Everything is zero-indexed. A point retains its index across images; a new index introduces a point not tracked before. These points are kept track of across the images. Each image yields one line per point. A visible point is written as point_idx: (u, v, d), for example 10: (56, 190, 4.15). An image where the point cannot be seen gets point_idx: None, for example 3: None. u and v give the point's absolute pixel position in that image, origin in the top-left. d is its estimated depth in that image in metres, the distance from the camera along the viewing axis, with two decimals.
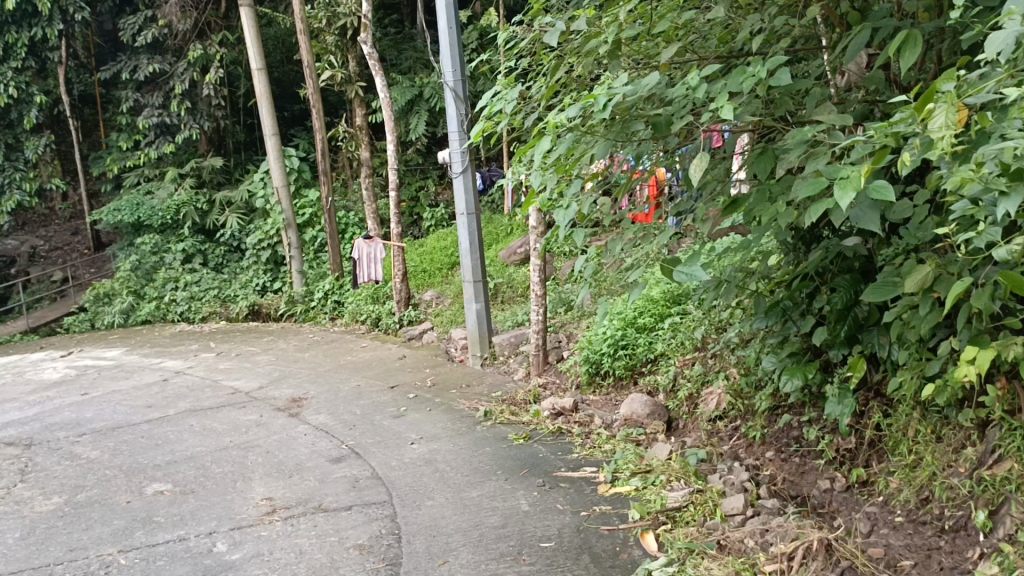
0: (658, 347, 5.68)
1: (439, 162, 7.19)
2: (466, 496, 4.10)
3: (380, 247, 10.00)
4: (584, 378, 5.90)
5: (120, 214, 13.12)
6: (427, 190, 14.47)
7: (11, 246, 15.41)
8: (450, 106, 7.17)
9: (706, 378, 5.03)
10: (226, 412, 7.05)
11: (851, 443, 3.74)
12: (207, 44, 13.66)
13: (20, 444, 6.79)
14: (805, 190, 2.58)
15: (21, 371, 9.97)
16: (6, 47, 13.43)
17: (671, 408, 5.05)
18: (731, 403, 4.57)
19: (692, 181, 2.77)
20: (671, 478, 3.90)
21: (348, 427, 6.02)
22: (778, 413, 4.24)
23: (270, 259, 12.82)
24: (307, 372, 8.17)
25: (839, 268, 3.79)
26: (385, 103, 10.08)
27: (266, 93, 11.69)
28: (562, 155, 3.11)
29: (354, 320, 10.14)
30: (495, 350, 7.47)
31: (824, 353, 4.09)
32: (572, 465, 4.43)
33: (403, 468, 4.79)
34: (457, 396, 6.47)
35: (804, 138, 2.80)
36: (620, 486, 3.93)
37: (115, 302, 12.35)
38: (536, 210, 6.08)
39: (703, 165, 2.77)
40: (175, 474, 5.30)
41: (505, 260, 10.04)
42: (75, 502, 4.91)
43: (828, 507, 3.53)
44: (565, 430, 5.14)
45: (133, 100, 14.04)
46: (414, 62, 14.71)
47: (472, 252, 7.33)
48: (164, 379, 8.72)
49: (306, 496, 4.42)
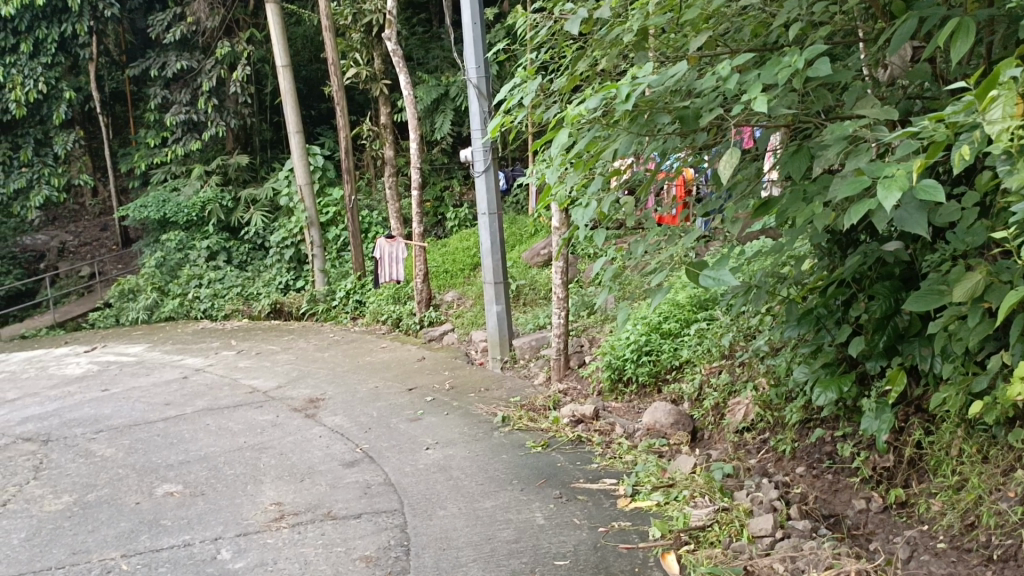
0: (683, 354, 5.48)
1: (461, 160, 7.03)
2: (480, 507, 3.94)
3: (402, 247, 9.87)
4: (606, 385, 5.72)
5: (146, 210, 13.17)
6: (452, 190, 14.34)
7: (41, 241, 15.56)
8: (473, 103, 7.00)
9: (733, 388, 4.83)
10: (243, 411, 6.95)
11: (889, 461, 3.54)
12: (235, 42, 13.67)
13: (38, 439, 6.76)
14: (845, 190, 2.38)
15: (44, 365, 10.00)
16: (37, 43, 13.53)
17: (696, 418, 4.86)
18: (759, 415, 4.37)
19: (722, 179, 2.58)
20: (695, 493, 3.70)
21: (363, 430, 5.89)
22: (810, 426, 4.04)
23: (293, 258, 12.77)
24: (326, 372, 8.06)
25: (878, 275, 3.58)
26: (410, 100, 9.95)
27: (291, 90, 11.63)
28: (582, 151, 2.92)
29: (375, 320, 10.04)
30: (515, 353, 7.30)
31: (860, 365, 3.87)
32: (591, 476, 4.25)
33: (417, 474, 4.64)
34: (475, 400, 6.32)
35: (844, 134, 2.60)
36: (640, 501, 3.74)
37: (139, 298, 12.38)
38: (559, 209, 5.92)
39: (734, 162, 2.58)
40: (186, 475, 5.20)
41: (528, 262, 9.86)
42: (84, 502, 4.82)
43: (864, 529, 3.32)
44: (585, 439, 4.95)
45: (161, 96, 14.06)
46: (441, 61, 14.60)
47: (493, 253, 7.15)
48: (184, 376, 8.67)
49: (315, 502, 4.28)
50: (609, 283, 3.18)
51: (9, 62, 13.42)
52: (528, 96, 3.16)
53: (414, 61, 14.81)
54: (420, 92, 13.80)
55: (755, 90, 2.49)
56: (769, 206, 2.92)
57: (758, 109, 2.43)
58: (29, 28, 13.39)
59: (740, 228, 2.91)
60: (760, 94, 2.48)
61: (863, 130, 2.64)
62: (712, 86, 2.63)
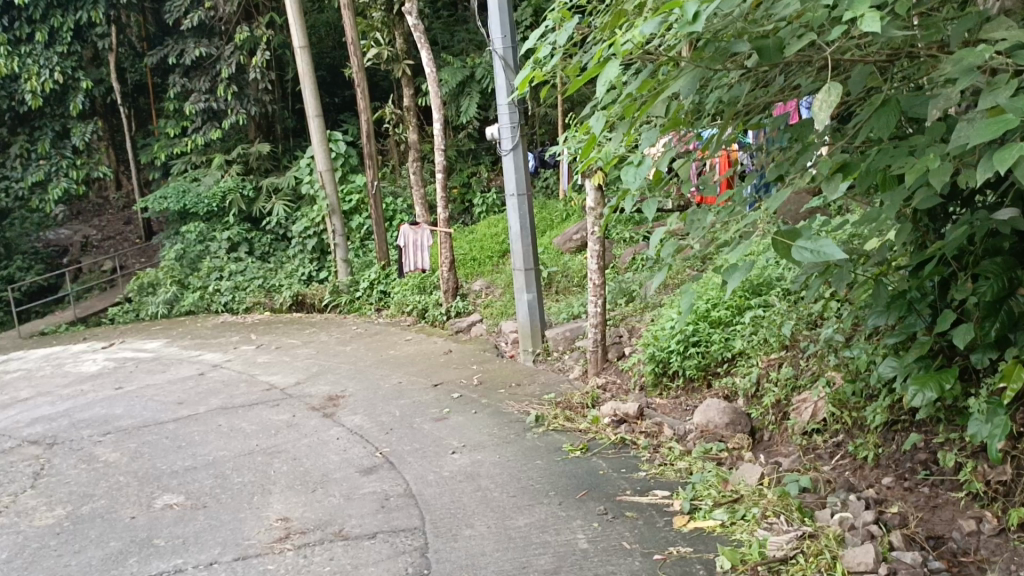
0: (737, 345, 4.89)
1: (487, 138, 6.50)
2: (511, 526, 3.42)
3: (427, 235, 9.38)
4: (649, 379, 5.17)
5: (166, 202, 12.80)
6: (479, 176, 13.78)
7: (64, 235, 15.36)
8: (499, 75, 6.43)
9: (798, 383, 4.25)
10: (258, 411, 6.50)
11: (1004, 475, 2.97)
12: (254, 26, 13.25)
13: (43, 442, 6.38)
14: (982, 133, 1.79)
15: (61, 363, 9.66)
16: (52, 32, 13.22)
17: (754, 417, 4.29)
18: (833, 414, 3.81)
19: (817, 126, 1.91)
20: (767, 512, 3.15)
21: (384, 431, 5.39)
22: (895, 430, 3.50)
23: (316, 248, 12.31)
24: (348, 367, 7.58)
25: (985, 249, 2.98)
26: (432, 78, 9.36)
27: (308, 72, 11.13)
28: (633, 94, 2.33)
29: (400, 312, 9.54)
30: (548, 345, 6.76)
31: (959, 357, 3.27)
32: (639, 487, 3.71)
33: (441, 484, 4.13)
34: (505, 397, 5.79)
35: (974, 63, 2.00)
36: (701, 520, 3.19)
37: (159, 291, 12.01)
38: (593, 187, 5.36)
39: (833, 100, 1.92)
40: (190, 485, 4.74)
41: (560, 248, 9.30)
42: (78, 515, 4.40)
43: (975, 556, 2.79)
44: (629, 441, 4.40)
45: (180, 84, 13.68)
46: (467, 43, 14.07)
47: (523, 238, 6.60)
48: (200, 373, 8.26)
49: (326, 518, 3.80)
50: (670, 260, 2.56)
51: (23, 51, 13.07)
52: (563, 37, 2.57)
53: (439, 45, 14.28)
54: (445, 75, 13.29)
55: (860, 5, 1.87)
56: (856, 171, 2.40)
57: (868, 28, 1.81)
58: (43, 16, 13.03)
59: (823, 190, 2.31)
60: (867, 9, 1.87)
61: (997, 60, 2.04)
62: (799, 7, 2.00)
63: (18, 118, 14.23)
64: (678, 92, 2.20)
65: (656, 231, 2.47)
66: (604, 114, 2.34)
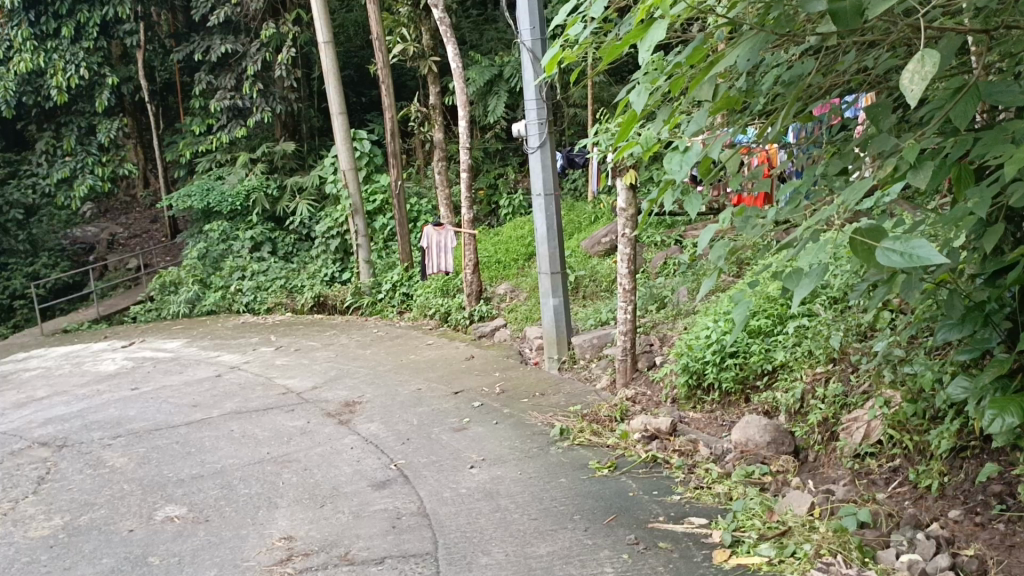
0: (778, 356, 4.52)
1: (514, 135, 6.23)
2: (531, 555, 3.13)
3: (451, 236, 9.11)
4: (682, 392, 4.84)
5: (190, 200, 12.65)
6: (506, 177, 13.48)
7: (91, 233, 15.35)
8: (526, 69, 6.12)
9: (848, 401, 3.91)
10: (271, 416, 6.25)
11: None
12: (280, 23, 13.11)
13: (52, 445, 6.19)
14: None
15: (80, 362, 9.53)
16: (79, 27, 13.14)
17: (797, 436, 3.95)
18: (892, 436, 3.48)
19: (910, 104, 1.57)
20: (822, 549, 2.83)
21: (400, 441, 5.10)
22: (964, 457, 3.20)
23: (339, 248, 12.07)
24: (367, 371, 7.32)
25: None
26: (458, 73, 9.03)
27: (332, 68, 10.90)
28: (683, 61, 1.97)
29: (422, 315, 9.28)
30: (575, 353, 6.42)
31: None
32: (674, 513, 3.38)
33: (459, 502, 3.85)
34: (529, 406, 5.48)
35: None
36: (744, 555, 2.88)
37: (181, 290, 11.85)
38: (625, 186, 5.05)
39: (927, 71, 1.58)
40: (194, 495, 4.49)
41: (588, 251, 8.98)
42: (75, 526, 4.18)
43: None
44: (662, 460, 4.07)
45: (206, 82, 13.56)
46: (496, 43, 13.81)
47: (550, 240, 6.28)
48: (217, 375, 8.05)
49: (332, 538, 3.53)
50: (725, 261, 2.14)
51: (50, 47, 12.99)
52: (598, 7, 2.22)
53: (467, 44, 14.03)
54: (473, 73, 13.04)
55: None
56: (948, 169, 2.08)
57: None
58: (71, 11, 12.96)
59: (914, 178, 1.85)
60: None
61: None
62: None
63: (45, 114, 14.22)
64: (740, 57, 1.85)
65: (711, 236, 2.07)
66: (646, 87, 2.04)
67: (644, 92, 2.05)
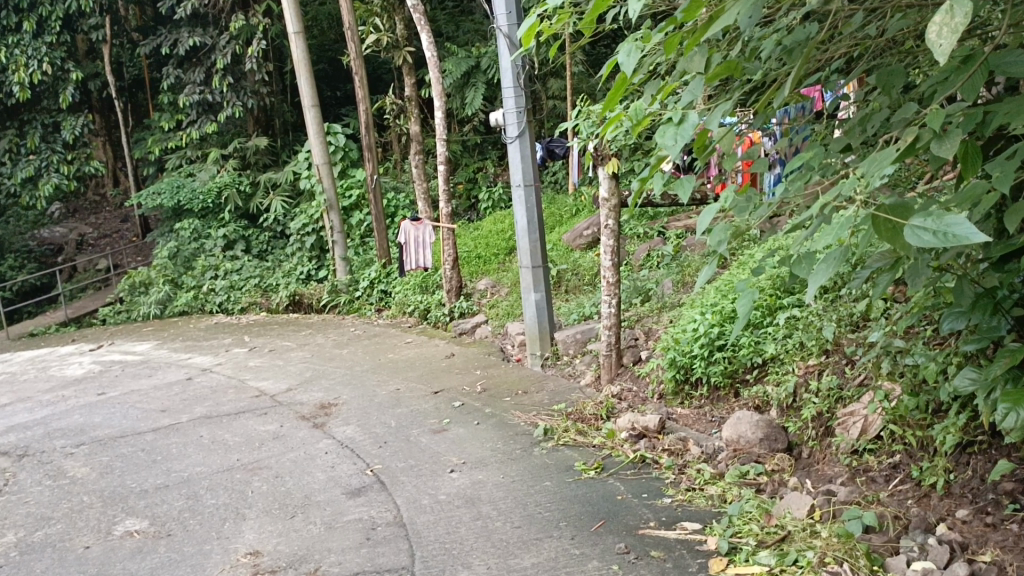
0: (769, 349, 4.34)
1: (491, 124, 6.01)
2: (514, 568, 2.95)
3: (429, 231, 8.89)
4: (669, 387, 4.64)
5: (160, 198, 12.30)
6: (486, 171, 13.25)
7: (60, 234, 14.95)
8: (503, 55, 5.83)
9: (842, 394, 3.74)
10: (243, 420, 6.00)
11: None
12: (250, 15, 12.78)
13: (12, 454, 5.89)
14: None
15: (46, 366, 9.20)
16: (41, 21, 12.73)
17: (791, 431, 3.78)
18: (894, 432, 3.33)
19: (939, 60, 1.38)
20: (826, 557, 2.70)
21: (377, 444, 4.88)
22: (971, 453, 3.06)
23: (315, 246, 11.78)
24: (344, 372, 7.08)
25: None
26: (433, 62, 8.74)
27: (303, 60, 10.59)
28: (678, 16, 1.73)
29: (400, 312, 9.04)
30: (557, 349, 6.21)
31: None
32: (665, 518, 3.20)
33: (438, 509, 3.65)
34: (511, 405, 5.28)
35: None
36: (743, 565, 2.74)
37: (151, 291, 11.51)
38: (608, 175, 4.84)
39: (958, 23, 1.38)
40: (158, 506, 4.26)
41: (570, 244, 8.78)
42: (29, 543, 3.93)
43: None
44: (650, 460, 3.88)
45: (174, 76, 13.19)
46: (472, 35, 13.57)
47: (530, 233, 6.06)
48: (188, 378, 7.77)
49: (302, 553, 3.32)
50: (727, 246, 1.89)
51: (11, 42, 12.57)
52: None
53: (443, 37, 13.77)
54: (449, 65, 12.77)
55: None
56: (968, 148, 1.89)
57: None
58: (32, 5, 12.55)
59: (940, 146, 1.65)
60: None
61: None
62: None
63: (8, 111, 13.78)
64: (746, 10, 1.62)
65: (713, 217, 1.83)
66: (636, 47, 1.80)
67: (635, 51, 1.77)
